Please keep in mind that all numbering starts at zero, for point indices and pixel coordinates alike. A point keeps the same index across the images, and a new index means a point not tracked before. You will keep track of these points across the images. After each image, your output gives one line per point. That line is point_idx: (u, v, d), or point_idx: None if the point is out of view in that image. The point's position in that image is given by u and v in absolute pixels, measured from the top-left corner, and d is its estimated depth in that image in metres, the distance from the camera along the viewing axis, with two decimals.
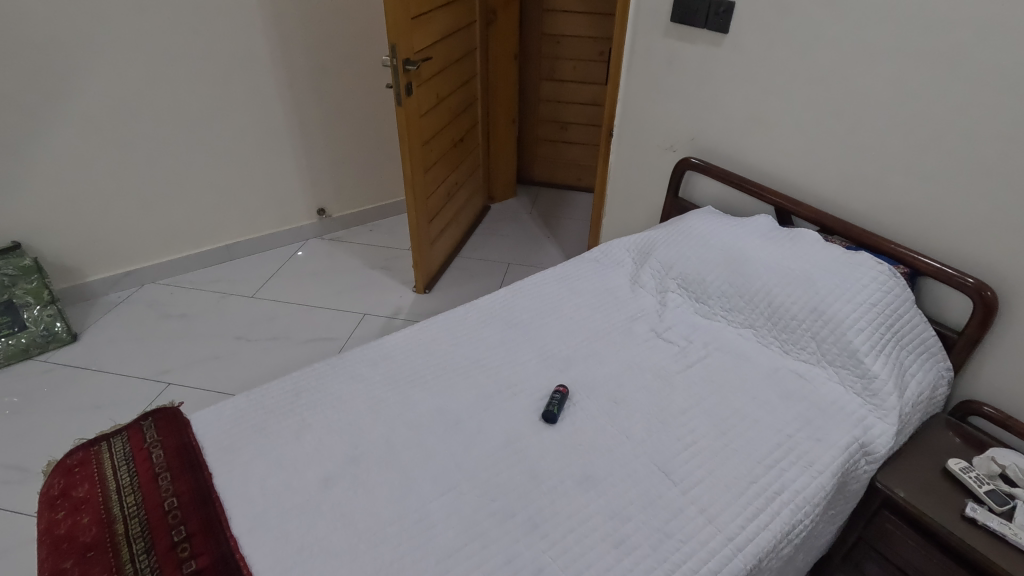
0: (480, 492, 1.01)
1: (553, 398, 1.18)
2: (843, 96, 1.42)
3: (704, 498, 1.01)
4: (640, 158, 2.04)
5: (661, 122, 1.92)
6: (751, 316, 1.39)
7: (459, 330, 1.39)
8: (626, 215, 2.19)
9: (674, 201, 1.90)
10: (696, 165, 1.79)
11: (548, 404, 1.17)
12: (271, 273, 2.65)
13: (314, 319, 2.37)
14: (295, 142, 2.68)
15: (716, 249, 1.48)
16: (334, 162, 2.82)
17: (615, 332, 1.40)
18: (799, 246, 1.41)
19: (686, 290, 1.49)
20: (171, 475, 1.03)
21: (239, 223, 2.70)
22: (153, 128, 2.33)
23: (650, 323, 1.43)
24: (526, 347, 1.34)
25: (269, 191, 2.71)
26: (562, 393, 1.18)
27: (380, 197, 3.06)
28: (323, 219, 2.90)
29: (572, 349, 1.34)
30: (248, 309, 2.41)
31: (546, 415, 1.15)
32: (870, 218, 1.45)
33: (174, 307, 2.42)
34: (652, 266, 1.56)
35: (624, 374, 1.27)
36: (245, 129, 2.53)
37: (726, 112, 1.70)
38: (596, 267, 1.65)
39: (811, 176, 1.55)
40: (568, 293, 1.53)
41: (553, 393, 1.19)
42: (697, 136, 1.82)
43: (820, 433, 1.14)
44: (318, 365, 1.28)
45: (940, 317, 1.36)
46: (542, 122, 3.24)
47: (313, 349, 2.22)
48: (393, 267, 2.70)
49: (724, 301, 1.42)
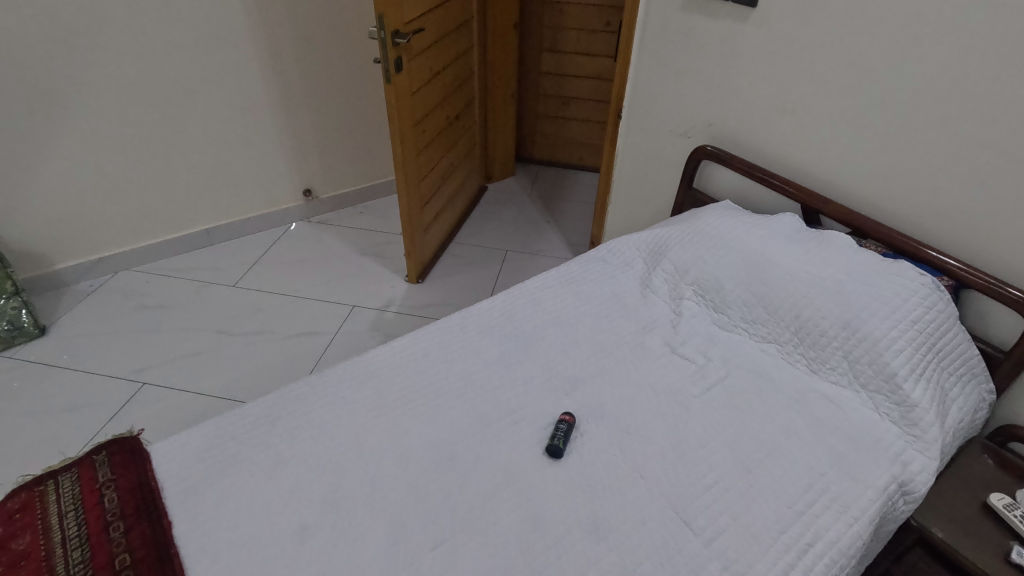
0: (476, 545, 0.90)
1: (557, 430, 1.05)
2: (888, 85, 1.25)
3: (729, 552, 0.90)
4: (652, 144, 1.88)
5: (676, 104, 1.74)
6: (775, 330, 1.26)
7: (454, 343, 1.25)
8: (634, 203, 2.04)
9: (687, 192, 1.75)
10: (714, 154, 1.63)
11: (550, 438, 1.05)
12: (255, 259, 2.49)
13: (300, 311, 2.22)
14: (277, 118, 2.48)
15: (737, 253, 1.34)
16: (320, 140, 2.63)
17: (625, 346, 1.26)
18: (829, 252, 1.27)
19: (703, 298, 1.35)
20: (124, 524, 0.90)
21: (219, 205, 2.52)
22: (119, 104, 2.13)
23: (665, 335, 1.30)
24: (527, 364, 1.21)
25: (251, 172, 2.52)
26: (567, 424, 1.06)
27: (370, 176, 2.88)
28: (310, 200, 2.73)
29: (578, 367, 1.21)
30: (230, 300, 2.26)
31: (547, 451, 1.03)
32: (909, 221, 1.30)
33: (150, 297, 2.26)
34: (665, 269, 1.43)
35: (637, 397, 1.14)
36: (222, 104, 2.33)
37: (749, 97, 1.53)
38: (604, 267, 1.50)
39: (842, 172, 1.40)
40: (573, 299, 1.39)
41: (558, 423, 1.06)
42: (714, 122, 1.65)
43: (855, 470, 1.02)
44: (296, 385, 1.14)
45: (982, 333, 1.24)
46: (542, 97, 3.04)
47: (300, 345, 2.08)
48: (384, 254, 2.55)
49: (745, 312, 1.29)
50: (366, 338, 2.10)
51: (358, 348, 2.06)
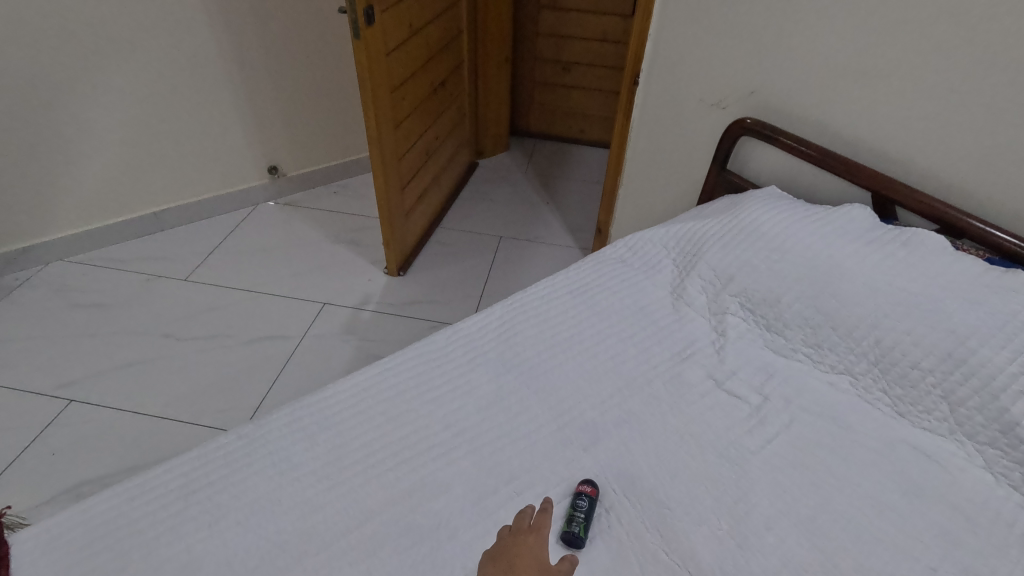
0: None
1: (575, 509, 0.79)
2: (1002, 40, 0.96)
3: None
4: (674, 117, 1.57)
5: (707, 67, 1.43)
6: (848, 359, 0.98)
7: (436, 378, 0.97)
8: (650, 187, 1.74)
9: (719, 175, 1.45)
10: (756, 129, 1.32)
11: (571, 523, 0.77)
12: (211, 248, 2.17)
13: (262, 310, 1.92)
14: (233, 84, 2.13)
15: (796, 256, 1.05)
16: (285, 110, 2.29)
17: (657, 380, 0.99)
18: (918, 257, 0.99)
19: (752, 314, 1.07)
20: None
21: (169, 185, 2.18)
22: (34, 63, 1.75)
23: (706, 363, 1.02)
24: (532, 407, 0.94)
25: (205, 146, 2.18)
26: (590, 496, 0.80)
27: (345, 152, 2.55)
28: (276, 178, 2.40)
29: (598, 410, 0.94)
30: (180, 297, 1.95)
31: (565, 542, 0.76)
32: (1016, 219, 1.03)
33: (86, 293, 1.93)
34: (702, 275, 1.14)
35: (676, 455, 0.88)
36: (165, 67, 1.97)
37: (804, 57, 1.23)
38: (624, 270, 1.22)
39: (924, 154, 1.11)
40: (588, 313, 1.10)
41: (577, 496, 0.80)
42: (759, 88, 1.34)
43: (974, 562, 0.76)
44: (226, 442, 0.86)
45: None
46: (539, 61, 2.70)
47: (260, 351, 1.78)
48: (361, 241, 2.24)
49: (809, 333, 1.01)
50: (339, 342, 1.81)
51: (329, 355, 1.77)
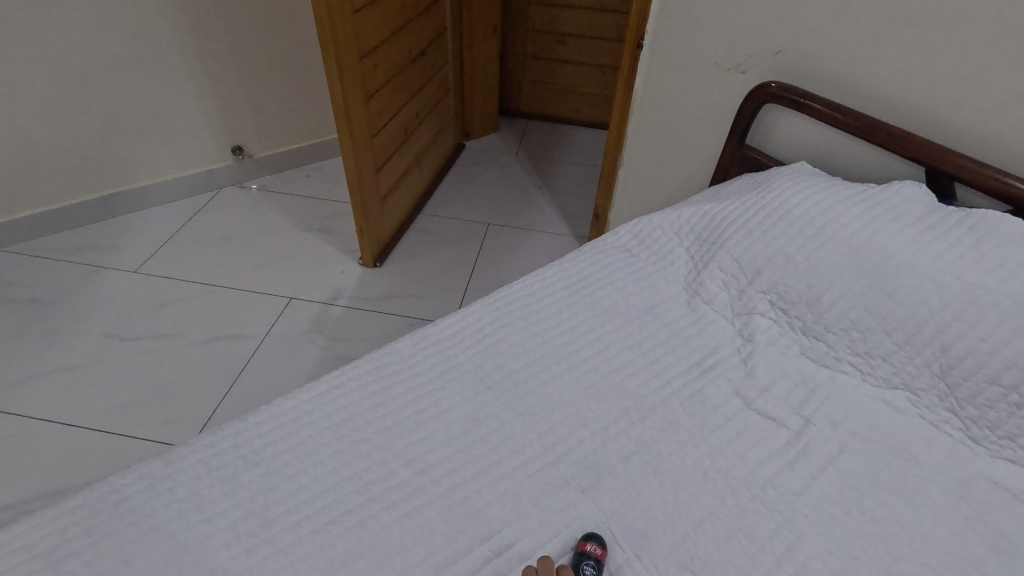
0: None
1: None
2: None
3: None
4: (683, 86, 1.37)
5: (724, 26, 1.23)
6: (907, 371, 0.80)
7: (398, 397, 0.78)
8: (654, 166, 1.55)
9: (736, 151, 1.26)
10: (782, 95, 1.13)
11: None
12: (168, 236, 1.96)
13: (219, 306, 1.71)
14: (189, 53, 1.90)
15: (840, 246, 0.86)
16: (249, 83, 2.07)
17: (673, 399, 0.80)
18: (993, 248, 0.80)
19: (786, 314, 0.89)
20: None
21: (120, 166, 1.96)
22: None
23: (731, 377, 0.84)
24: (516, 435, 0.75)
25: (159, 122, 1.96)
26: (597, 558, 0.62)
27: (319, 131, 2.34)
28: (242, 160, 2.18)
29: (599, 438, 0.75)
30: (128, 290, 1.74)
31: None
32: None
33: (21, 287, 1.72)
34: (724, 267, 0.95)
35: (697, 499, 0.69)
36: (107, 32, 1.74)
37: (844, 7, 1.03)
38: (628, 260, 1.03)
39: (990, 122, 0.92)
40: (587, 313, 0.92)
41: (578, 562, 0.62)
42: (786, 48, 1.14)
43: None
44: (121, 484, 0.67)
45: None
46: (530, 33, 2.48)
47: (217, 352, 1.58)
48: (335, 229, 2.04)
49: (858, 338, 0.83)
50: (304, 342, 1.62)
51: (294, 357, 1.58)
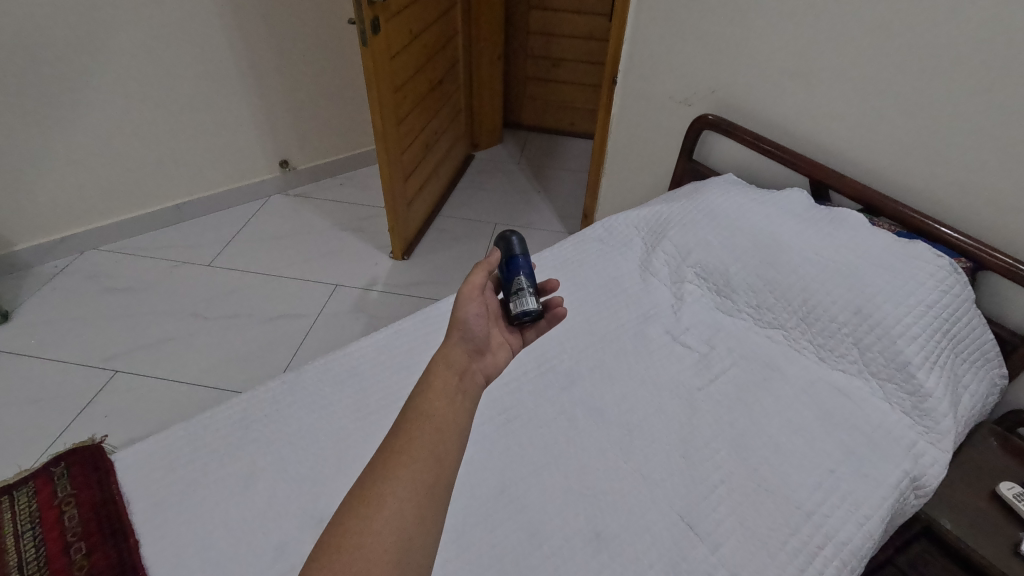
0: (467, 560, 0.84)
1: (527, 269, 0.87)
2: (903, 54, 1.15)
3: (735, 559, 0.86)
4: (648, 112, 1.77)
5: (675, 69, 1.63)
6: (780, 316, 1.19)
7: (442, 335, 1.17)
8: (629, 175, 1.94)
9: (687, 164, 1.66)
10: (716, 124, 1.53)
11: (533, 290, 0.84)
12: (230, 236, 2.36)
13: (279, 292, 2.11)
14: (247, 84, 2.31)
15: (740, 233, 1.26)
16: (294, 107, 2.47)
17: (626, 336, 1.20)
18: (842, 232, 1.19)
19: (706, 281, 1.28)
20: (87, 546, 0.84)
21: (189, 178, 2.37)
22: (70, 71, 1.93)
23: (666, 324, 1.24)
24: (521, 359, 1.14)
25: (222, 141, 2.37)
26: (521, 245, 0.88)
27: (350, 146, 2.74)
28: (287, 171, 2.59)
29: (575, 359, 1.15)
30: (204, 280, 2.14)
31: (523, 310, 0.82)
32: (922, 199, 1.22)
33: (118, 278, 2.13)
34: (665, 250, 1.35)
35: (636, 394, 1.08)
36: (186, 70, 2.15)
37: (754, 62, 1.43)
38: (599, 247, 1.43)
39: (850, 146, 1.31)
40: (569, 283, 1.32)
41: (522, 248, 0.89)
42: (718, 88, 1.54)
43: (867, 468, 0.98)
44: (271, 385, 1.07)
45: (998, 317, 1.17)
46: (530, 58, 2.88)
47: (281, 327, 1.98)
48: (368, 229, 2.44)
49: (751, 296, 1.22)
50: (349, 319, 2.01)
51: (341, 330, 1.97)
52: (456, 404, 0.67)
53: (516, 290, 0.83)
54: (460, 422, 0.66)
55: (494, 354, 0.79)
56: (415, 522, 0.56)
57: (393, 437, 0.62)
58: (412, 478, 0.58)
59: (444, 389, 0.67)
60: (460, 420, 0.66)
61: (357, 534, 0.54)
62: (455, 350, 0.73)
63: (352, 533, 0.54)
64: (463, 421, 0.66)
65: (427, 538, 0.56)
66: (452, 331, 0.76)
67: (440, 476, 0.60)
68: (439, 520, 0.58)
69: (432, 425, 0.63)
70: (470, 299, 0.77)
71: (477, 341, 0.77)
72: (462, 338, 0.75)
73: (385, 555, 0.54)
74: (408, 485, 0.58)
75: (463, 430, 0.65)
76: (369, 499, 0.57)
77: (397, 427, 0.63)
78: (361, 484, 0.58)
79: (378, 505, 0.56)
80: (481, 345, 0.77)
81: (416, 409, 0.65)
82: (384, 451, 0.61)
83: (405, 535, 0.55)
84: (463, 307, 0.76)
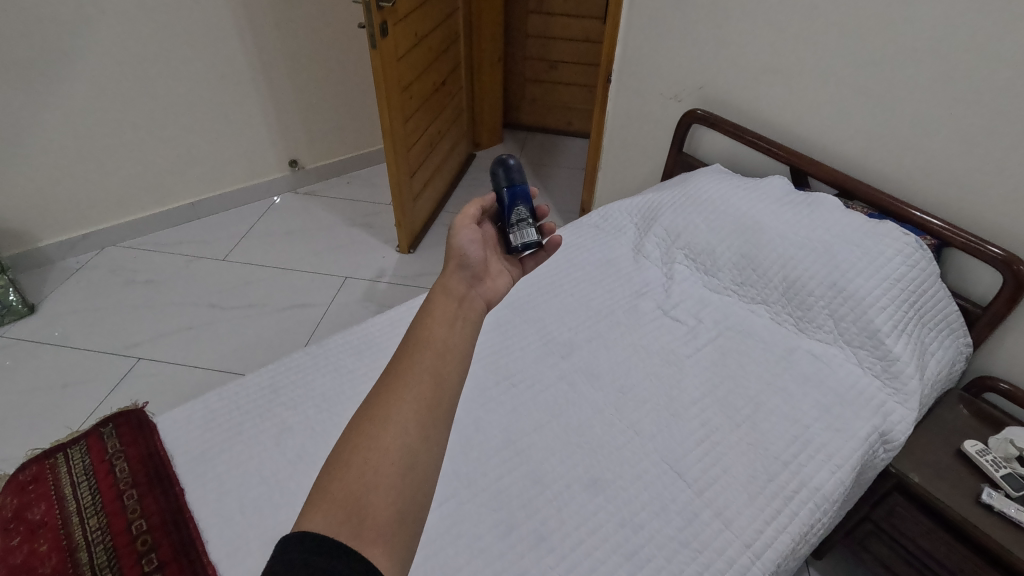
0: (478, 502, 0.94)
1: (526, 200, 0.93)
2: (871, 50, 1.26)
3: (718, 501, 0.96)
4: (641, 107, 1.87)
5: (665, 68, 1.73)
6: (762, 291, 1.29)
7: None
8: (624, 168, 2.05)
9: (678, 156, 1.77)
10: (703, 118, 1.63)
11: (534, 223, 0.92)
12: (244, 232, 2.46)
13: (291, 283, 2.21)
14: (259, 87, 2.42)
15: (725, 217, 1.36)
16: (303, 108, 2.58)
17: (620, 311, 1.32)
18: (818, 213, 1.29)
19: (694, 262, 1.39)
20: (138, 493, 0.94)
21: (204, 177, 2.47)
22: (93, 75, 2.04)
23: (657, 300, 1.35)
24: (524, 332, 1.25)
25: (235, 142, 2.48)
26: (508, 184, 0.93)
27: (356, 146, 2.85)
28: (296, 170, 2.70)
29: (573, 331, 1.26)
30: (220, 273, 2.25)
31: (523, 241, 0.89)
32: (892, 183, 1.32)
33: (139, 271, 2.23)
34: (657, 234, 1.46)
35: (629, 362, 1.20)
36: (201, 74, 2.26)
37: (738, 60, 1.53)
38: (596, 234, 1.55)
39: (826, 136, 1.41)
40: (567, 266, 1.44)
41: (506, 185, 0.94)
42: (705, 85, 1.65)
43: (839, 423, 1.08)
44: (296, 356, 1.17)
45: (963, 290, 1.26)
46: (528, 60, 2.99)
47: (295, 316, 2.08)
48: (375, 224, 2.54)
49: (735, 273, 1.32)
50: (359, 308, 2.11)
51: (351, 318, 2.07)
52: (454, 335, 0.70)
53: (516, 222, 0.91)
54: (458, 350, 0.68)
55: (492, 279, 0.85)
56: (417, 438, 0.59)
57: (394, 366, 0.65)
58: (413, 400, 0.61)
59: (441, 320, 0.71)
60: (459, 349, 0.69)
61: (363, 452, 0.57)
62: (452, 282, 0.78)
63: (359, 450, 0.57)
64: (462, 350, 0.69)
65: (430, 452, 0.59)
66: (449, 261, 0.82)
67: (440, 398, 0.63)
68: (442, 437, 0.61)
69: (431, 353, 0.66)
70: (464, 226, 0.84)
71: (474, 270, 0.82)
72: (458, 267, 0.81)
73: (391, 469, 0.56)
74: (409, 407, 0.61)
75: (462, 359, 0.68)
76: (373, 420, 0.59)
77: (398, 358, 0.66)
78: (366, 408, 0.61)
79: (382, 424, 0.59)
80: (479, 272, 0.83)
81: (416, 341, 0.68)
82: (386, 378, 0.64)
83: (408, 449, 0.58)
84: (457, 235, 0.84)
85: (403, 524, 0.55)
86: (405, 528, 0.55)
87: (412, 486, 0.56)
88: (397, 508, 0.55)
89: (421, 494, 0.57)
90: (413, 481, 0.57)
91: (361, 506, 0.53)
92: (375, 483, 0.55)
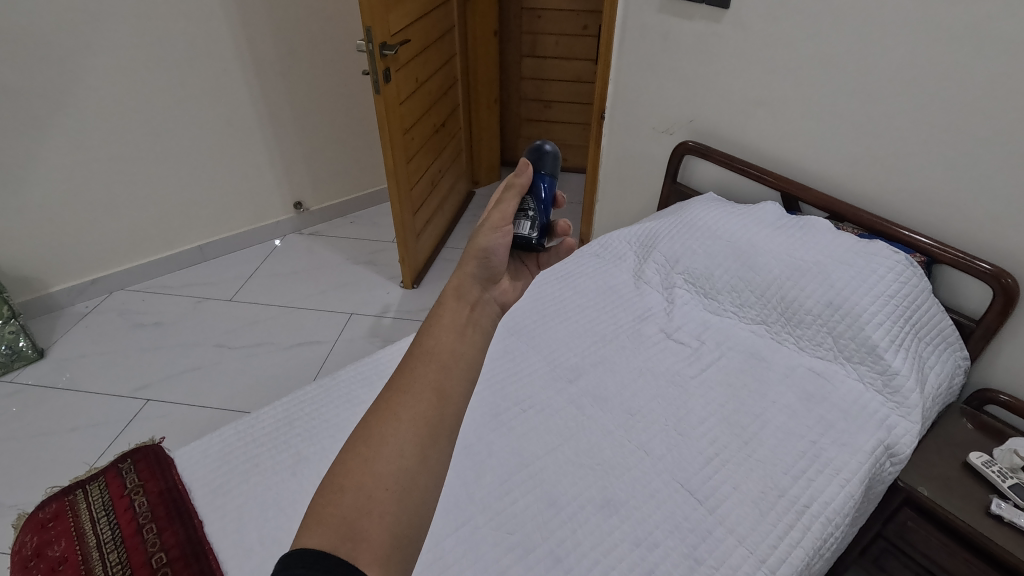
0: (494, 527, 0.95)
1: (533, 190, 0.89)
2: (851, 79, 1.34)
3: (730, 517, 0.97)
4: (634, 143, 1.95)
5: (657, 102, 1.82)
6: (761, 312, 1.33)
7: None
8: (620, 200, 2.12)
9: (673, 186, 1.84)
10: (695, 149, 1.71)
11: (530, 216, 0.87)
12: (250, 273, 2.51)
13: (298, 322, 2.24)
14: (265, 133, 2.52)
15: (722, 242, 1.41)
16: (308, 152, 2.68)
17: (624, 335, 1.35)
18: (809, 236, 1.34)
19: (694, 286, 1.43)
20: (157, 527, 0.95)
21: (212, 221, 2.54)
22: (105, 124, 2.13)
23: (659, 324, 1.39)
24: (530, 359, 1.28)
25: (243, 187, 2.55)
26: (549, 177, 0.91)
27: (357, 186, 2.93)
28: (300, 213, 2.77)
29: (580, 357, 1.29)
30: (227, 314, 2.28)
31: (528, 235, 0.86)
32: (881, 205, 1.37)
33: (147, 314, 2.26)
34: (655, 260, 1.52)
35: (636, 384, 1.22)
36: (209, 121, 2.35)
37: (726, 93, 1.61)
38: (596, 262, 1.61)
39: (815, 163, 1.48)
40: (571, 292, 1.49)
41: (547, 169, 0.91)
42: (695, 118, 1.73)
43: (844, 437, 1.10)
44: (309, 389, 1.20)
45: (956, 305, 1.30)
46: (523, 100, 3.11)
47: (302, 353, 2.10)
48: (379, 261, 2.59)
49: (734, 295, 1.37)
50: (365, 344, 2.14)
51: (358, 353, 2.09)
52: (461, 345, 0.71)
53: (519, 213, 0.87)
54: (463, 361, 0.69)
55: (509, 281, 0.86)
56: (415, 458, 0.59)
57: (395, 380, 0.66)
58: (413, 418, 0.62)
59: (449, 328, 0.72)
60: (465, 359, 0.70)
61: (358, 473, 0.57)
62: (466, 283, 0.80)
63: (355, 473, 0.57)
64: (469, 361, 0.70)
65: (428, 473, 0.59)
66: (470, 258, 0.81)
67: (441, 415, 0.63)
68: (441, 457, 0.61)
69: (436, 365, 0.67)
70: (496, 230, 0.82)
71: (492, 269, 0.83)
72: (476, 268, 0.81)
73: (386, 492, 0.56)
74: (409, 425, 0.61)
75: (468, 371, 0.69)
76: (371, 439, 0.60)
77: (401, 370, 0.67)
78: (363, 425, 0.62)
79: (380, 443, 0.59)
80: (495, 273, 0.83)
81: (421, 353, 0.69)
82: (387, 392, 0.65)
83: (405, 472, 0.58)
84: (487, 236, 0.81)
85: (399, 548, 0.55)
86: (401, 551, 0.55)
87: (408, 508, 0.57)
88: (393, 532, 0.55)
89: (418, 517, 0.57)
90: (411, 504, 0.57)
91: (357, 528, 0.54)
92: (371, 505, 0.55)
